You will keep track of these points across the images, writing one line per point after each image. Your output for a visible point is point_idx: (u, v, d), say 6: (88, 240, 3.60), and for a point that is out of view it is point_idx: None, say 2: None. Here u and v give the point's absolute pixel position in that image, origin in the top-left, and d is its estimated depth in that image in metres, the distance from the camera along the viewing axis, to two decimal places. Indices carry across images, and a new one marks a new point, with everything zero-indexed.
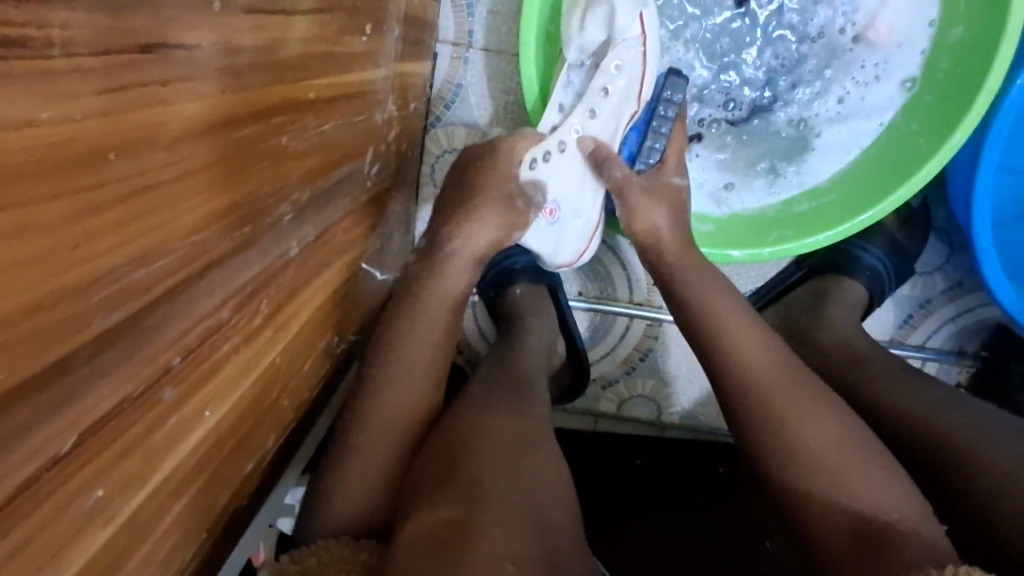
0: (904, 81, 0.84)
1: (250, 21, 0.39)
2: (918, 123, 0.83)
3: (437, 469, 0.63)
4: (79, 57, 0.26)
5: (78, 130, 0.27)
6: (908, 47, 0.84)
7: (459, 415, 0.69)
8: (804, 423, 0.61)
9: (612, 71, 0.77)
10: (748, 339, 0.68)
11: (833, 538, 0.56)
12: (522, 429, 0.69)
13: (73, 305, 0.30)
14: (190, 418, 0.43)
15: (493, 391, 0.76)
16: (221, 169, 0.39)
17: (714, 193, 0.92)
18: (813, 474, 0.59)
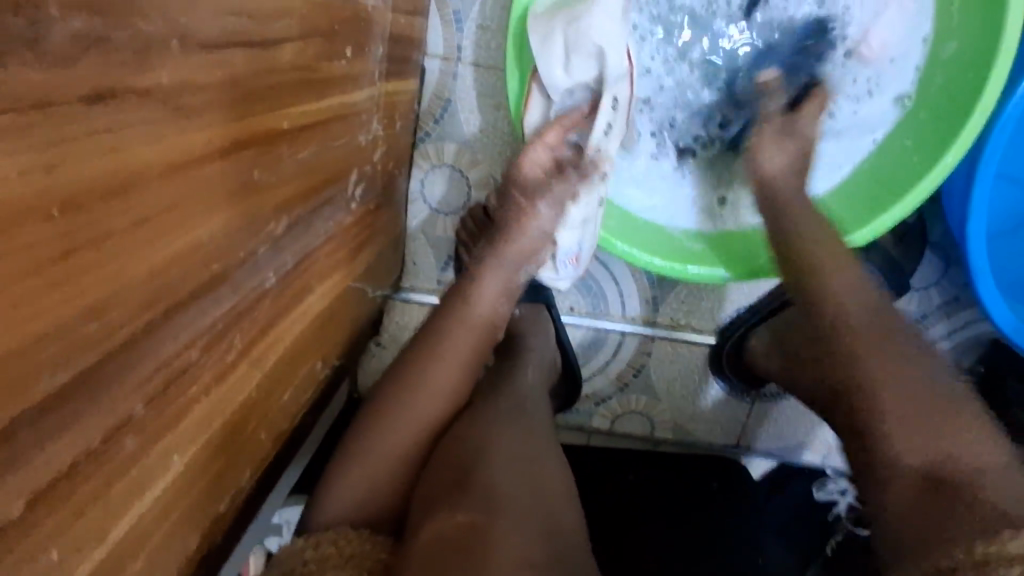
0: (898, 98, 0.83)
1: (211, 59, 0.37)
2: (913, 139, 0.81)
3: (449, 477, 0.64)
4: (15, 113, 0.24)
5: (16, 188, 0.25)
6: (900, 63, 0.82)
7: (468, 428, 0.69)
8: (898, 369, 0.57)
9: (610, 108, 0.79)
10: (843, 272, 0.65)
11: (902, 488, 0.53)
12: (528, 440, 0.69)
13: (18, 367, 0.28)
14: (157, 463, 0.42)
15: (499, 403, 0.74)
16: (188, 209, 0.38)
17: (706, 208, 0.90)
18: (904, 417, 0.55)
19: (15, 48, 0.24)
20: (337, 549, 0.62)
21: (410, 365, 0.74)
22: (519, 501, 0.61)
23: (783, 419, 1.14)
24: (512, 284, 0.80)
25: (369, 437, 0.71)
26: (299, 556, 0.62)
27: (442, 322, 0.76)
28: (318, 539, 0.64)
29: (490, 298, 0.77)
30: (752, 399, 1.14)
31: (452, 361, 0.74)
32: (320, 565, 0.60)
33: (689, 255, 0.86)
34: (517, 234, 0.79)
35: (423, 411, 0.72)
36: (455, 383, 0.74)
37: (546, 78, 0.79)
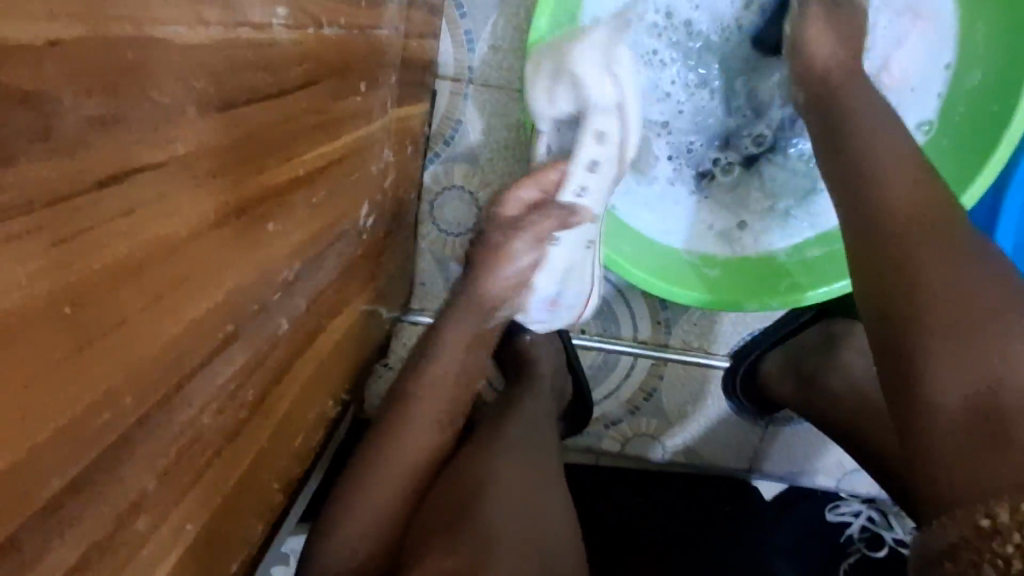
0: (919, 125, 0.78)
1: (227, 120, 0.35)
2: (934, 170, 0.77)
3: (449, 512, 0.64)
4: (25, 216, 0.23)
5: (27, 294, 0.23)
6: (922, 90, 0.77)
7: (475, 460, 0.68)
8: (946, 276, 0.52)
9: (593, 141, 0.71)
10: (890, 156, 0.59)
11: (943, 415, 0.49)
12: (530, 487, 0.67)
13: (29, 477, 0.26)
14: (171, 535, 0.40)
15: (509, 434, 0.73)
16: (202, 276, 0.36)
17: (725, 232, 0.88)
18: (950, 342, 0.50)
19: (26, 145, 0.22)
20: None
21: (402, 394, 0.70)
22: (517, 565, 0.59)
23: (800, 444, 1.11)
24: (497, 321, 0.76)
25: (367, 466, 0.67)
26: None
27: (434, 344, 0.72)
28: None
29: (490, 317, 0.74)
30: (766, 423, 1.10)
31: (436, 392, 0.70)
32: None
33: (706, 283, 0.84)
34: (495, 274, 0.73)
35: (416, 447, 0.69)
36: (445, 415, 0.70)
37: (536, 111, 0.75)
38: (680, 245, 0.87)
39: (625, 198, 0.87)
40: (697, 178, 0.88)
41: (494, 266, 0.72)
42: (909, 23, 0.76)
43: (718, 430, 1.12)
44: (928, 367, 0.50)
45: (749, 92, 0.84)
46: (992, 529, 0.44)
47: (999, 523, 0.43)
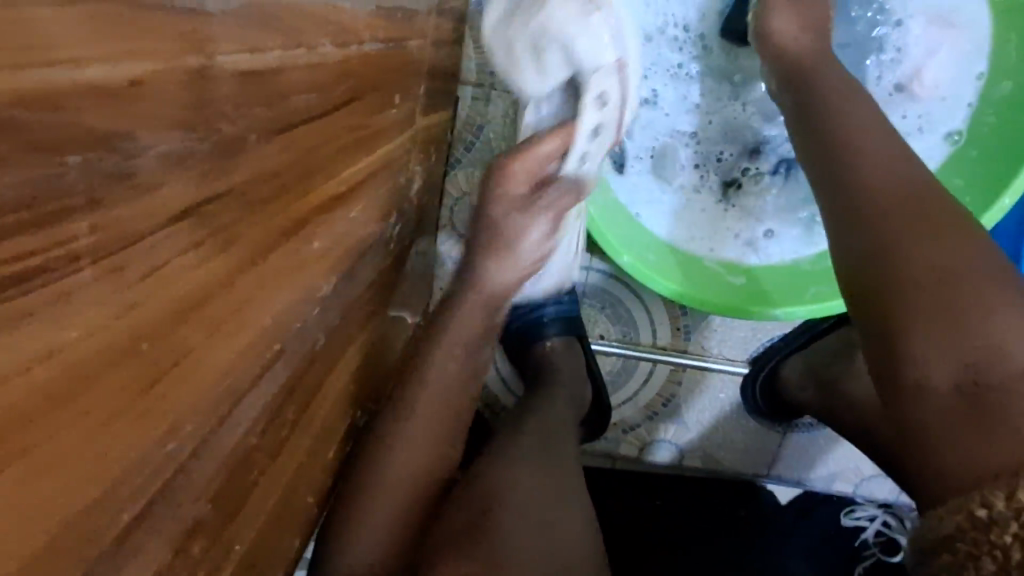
0: (948, 134, 0.78)
1: (282, 142, 0.35)
2: (963, 178, 0.76)
3: (467, 518, 0.58)
4: (109, 256, 0.22)
5: (109, 333, 0.23)
6: (953, 100, 0.77)
7: (488, 465, 0.63)
8: (926, 253, 0.50)
9: (593, 106, 0.63)
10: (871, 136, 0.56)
11: (928, 412, 0.48)
12: (547, 489, 0.62)
13: (101, 512, 0.26)
14: (219, 557, 0.40)
15: (521, 439, 0.68)
16: (254, 300, 0.36)
17: (751, 240, 0.87)
18: (933, 325, 0.48)
19: (113, 188, 0.22)
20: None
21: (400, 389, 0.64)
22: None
23: (825, 451, 1.05)
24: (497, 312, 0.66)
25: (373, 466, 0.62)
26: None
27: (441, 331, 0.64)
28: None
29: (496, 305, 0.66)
30: (785, 429, 1.05)
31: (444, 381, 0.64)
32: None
33: (729, 292, 0.84)
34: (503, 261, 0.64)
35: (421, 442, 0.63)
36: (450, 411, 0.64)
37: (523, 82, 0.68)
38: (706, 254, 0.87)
39: (651, 208, 0.87)
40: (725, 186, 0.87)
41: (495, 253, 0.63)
42: (939, 32, 0.76)
43: (738, 435, 1.06)
44: (907, 349, 0.49)
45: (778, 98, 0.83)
46: (989, 519, 0.42)
47: (994, 512, 0.42)
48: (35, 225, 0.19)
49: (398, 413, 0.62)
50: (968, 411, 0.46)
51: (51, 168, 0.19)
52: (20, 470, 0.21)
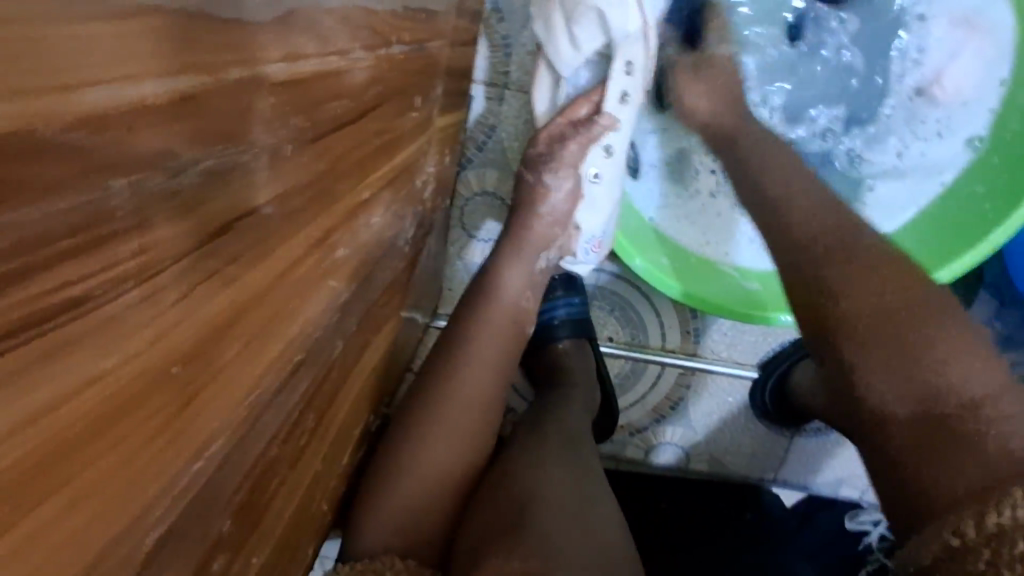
0: (970, 140, 0.73)
1: (315, 151, 0.34)
2: (983, 185, 0.72)
3: (505, 514, 0.55)
4: (152, 279, 0.22)
5: (148, 357, 0.23)
6: (975, 105, 0.72)
7: (518, 461, 0.60)
8: (861, 299, 0.47)
9: (620, 72, 0.64)
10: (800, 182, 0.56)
11: (896, 437, 0.44)
12: (583, 475, 0.61)
13: (136, 535, 0.25)
14: (240, 570, 0.39)
15: (550, 440, 0.65)
16: (282, 310, 0.35)
17: None
18: (881, 355, 0.45)
19: (156, 208, 0.21)
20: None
21: (428, 383, 0.62)
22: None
23: (836, 455, 1.04)
24: (533, 275, 0.66)
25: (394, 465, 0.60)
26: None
27: (474, 314, 0.64)
28: (364, 566, 0.56)
29: (515, 288, 0.65)
30: (793, 433, 1.04)
31: (481, 368, 0.62)
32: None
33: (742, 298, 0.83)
34: (534, 217, 0.66)
35: (455, 433, 0.61)
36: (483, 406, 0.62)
37: (553, 58, 0.66)
38: (722, 258, 0.86)
39: (666, 213, 0.86)
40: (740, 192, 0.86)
41: (526, 212, 0.66)
42: (963, 35, 0.71)
43: (746, 439, 1.05)
44: (863, 379, 0.46)
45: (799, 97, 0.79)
46: (962, 547, 0.38)
47: (966, 540, 0.38)
48: (83, 252, 0.18)
49: (412, 419, 0.61)
50: (931, 439, 0.42)
51: (98, 193, 0.18)
52: (62, 500, 0.20)
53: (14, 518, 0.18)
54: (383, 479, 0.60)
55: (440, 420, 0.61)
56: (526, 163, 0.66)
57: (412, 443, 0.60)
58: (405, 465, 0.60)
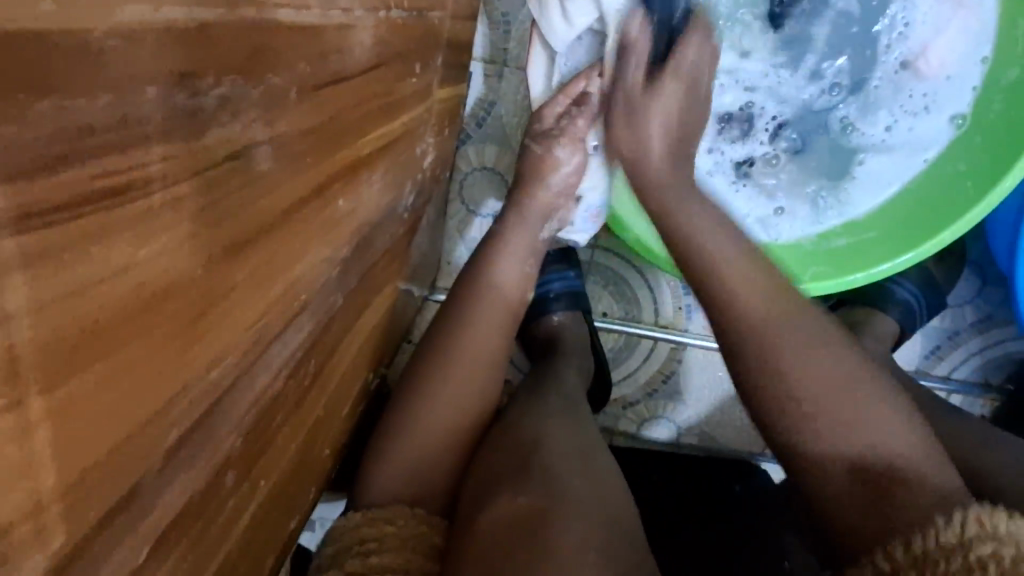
0: (954, 117, 0.73)
1: (320, 98, 0.37)
2: (966, 163, 0.71)
3: (511, 462, 0.58)
4: (174, 188, 0.24)
5: (169, 262, 0.25)
6: (959, 81, 0.72)
7: (523, 415, 0.64)
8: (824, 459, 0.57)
9: (615, 49, 0.66)
10: None
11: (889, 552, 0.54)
12: (585, 433, 0.64)
13: (150, 432, 0.28)
14: (246, 496, 0.42)
15: (549, 399, 0.68)
16: (286, 249, 0.38)
17: (760, 218, 0.80)
18: None
19: (179, 124, 0.24)
20: (395, 529, 0.57)
21: (434, 344, 0.66)
22: (588, 522, 0.51)
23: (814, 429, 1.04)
24: (536, 241, 0.70)
25: (400, 419, 0.64)
26: (358, 531, 0.58)
27: (479, 275, 0.67)
28: (376, 513, 0.59)
29: (519, 252, 0.68)
30: None
31: (489, 331, 0.66)
32: (375, 548, 0.56)
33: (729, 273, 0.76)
34: (540, 186, 0.69)
35: (463, 390, 0.64)
36: (485, 364, 0.65)
37: (545, 31, 0.67)
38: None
39: None
40: (737, 165, 0.81)
41: (534, 179, 0.70)
42: (951, 10, 0.71)
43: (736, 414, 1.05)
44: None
45: (792, 65, 0.78)
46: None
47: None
48: (119, 148, 0.21)
49: (416, 376, 0.65)
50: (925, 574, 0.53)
51: (131, 96, 0.21)
52: (92, 377, 0.23)
53: (58, 380, 0.21)
54: (387, 433, 0.63)
55: (446, 377, 0.64)
56: (534, 135, 0.71)
57: (421, 400, 0.64)
58: (413, 420, 0.63)
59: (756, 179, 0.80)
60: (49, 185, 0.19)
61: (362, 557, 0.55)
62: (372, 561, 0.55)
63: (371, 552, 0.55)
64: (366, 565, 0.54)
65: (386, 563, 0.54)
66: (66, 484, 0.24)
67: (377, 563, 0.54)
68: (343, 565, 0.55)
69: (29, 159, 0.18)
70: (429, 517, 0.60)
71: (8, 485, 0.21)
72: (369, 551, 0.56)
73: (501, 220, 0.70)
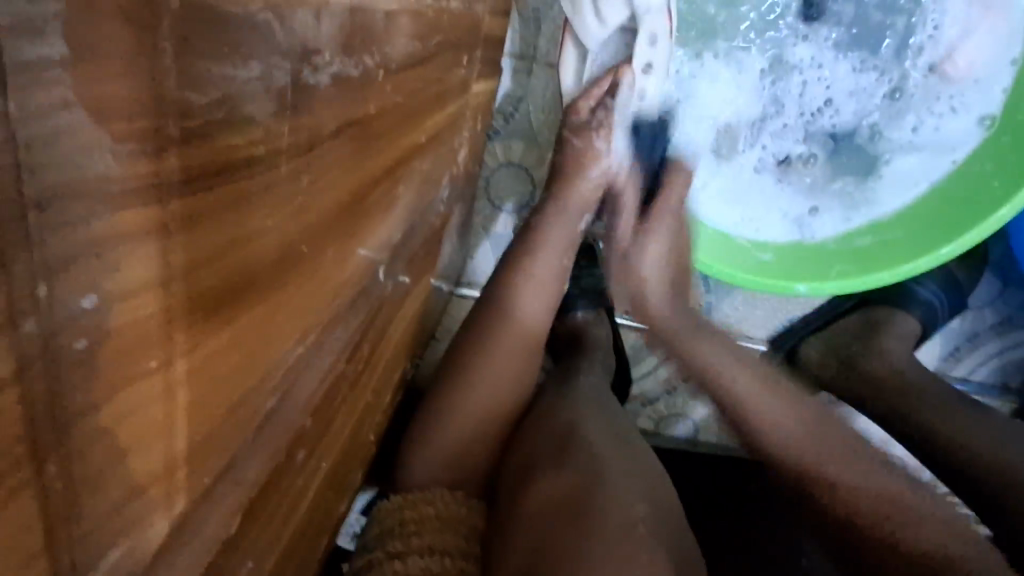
0: (982, 118, 0.71)
1: (396, 80, 0.38)
2: (992, 164, 0.68)
3: (548, 446, 0.58)
4: (292, 159, 0.26)
5: (279, 230, 0.26)
6: (988, 82, 0.70)
7: (558, 402, 0.65)
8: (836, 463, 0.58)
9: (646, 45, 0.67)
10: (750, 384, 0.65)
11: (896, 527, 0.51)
12: (617, 422, 0.64)
13: (251, 402, 0.29)
14: (310, 474, 0.43)
15: (582, 390, 0.68)
16: (358, 228, 0.38)
17: (797, 217, 0.77)
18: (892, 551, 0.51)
19: (300, 98, 0.25)
20: (435, 510, 0.58)
21: (473, 330, 0.66)
22: (634, 501, 0.52)
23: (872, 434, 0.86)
24: (575, 236, 0.70)
25: (439, 405, 0.64)
26: (399, 514, 0.58)
27: (520, 265, 0.67)
28: (417, 497, 0.60)
29: (558, 245, 0.68)
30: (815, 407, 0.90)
31: (523, 321, 0.66)
32: (416, 529, 0.56)
33: (755, 270, 0.72)
34: (579, 179, 0.70)
35: (496, 376, 0.64)
36: (522, 352, 0.66)
37: (580, 32, 0.68)
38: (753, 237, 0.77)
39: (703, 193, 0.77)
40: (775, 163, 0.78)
41: (574, 172, 0.70)
42: (978, 13, 0.69)
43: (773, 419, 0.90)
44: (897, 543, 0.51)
45: (824, 64, 0.76)
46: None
47: None
48: (262, 118, 0.22)
49: (454, 363, 0.66)
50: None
51: (272, 70, 0.22)
52: (220, 340, 0.24)
53: (200, 337, 0.22)
54: (426, 420, 0.64)
55: (483, 366, 0.64)
56: (570, 127, 0.70)
57: (458, 387, 0.64)
58: (451, 405, 0.64)
59: (793, 177, 0.78)
60: (214, 151, 0.20)
61: (403, 538, 0.56)
62: (415, 541, 0.55)
63: (414, 533, 0.56)
64: (408, 546, 0.55)
65: (428, 543, 0.55)
66: (191, 449, 0.24)
67: (419, 543, 0.55)
68: (384, 546, 0.56)
69: (203, 125, 0.20)
70: (463, 502, 0.60)
71: (149, 441, 0.21)
72: (410, 533, 0.56)
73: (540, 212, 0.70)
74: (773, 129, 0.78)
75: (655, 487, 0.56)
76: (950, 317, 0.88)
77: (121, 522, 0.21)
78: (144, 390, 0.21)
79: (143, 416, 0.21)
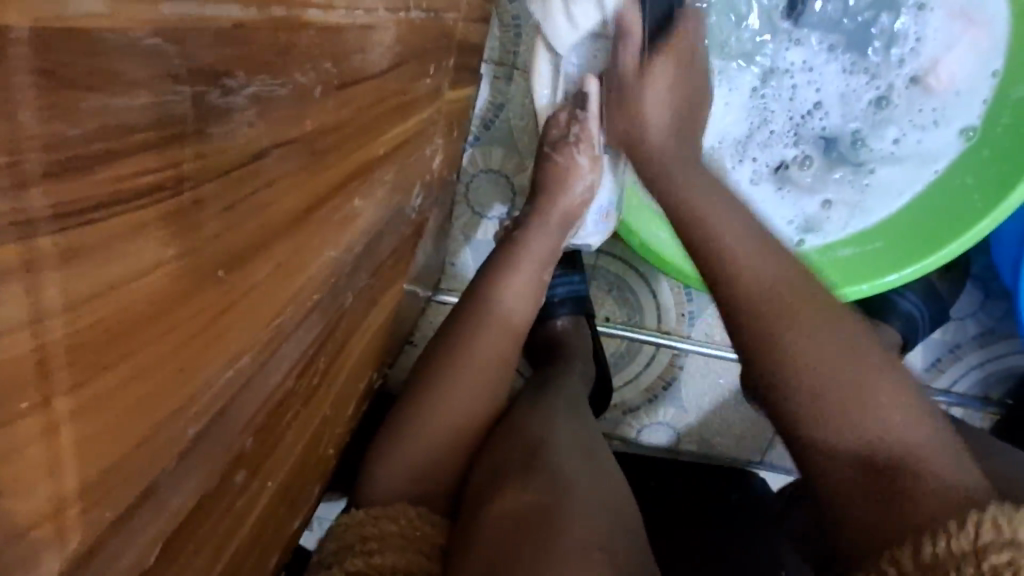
0: (963, 130, 0.69)
1: (342, 97, 0.37)
2: (974, 177, 0.67)
3: (517, 455, 0.58)
4: (203, 188, 0.25)
5: (197, 248, 0.26)
6: (968, 96, 0.69)
7: (530, 414, 0.64)
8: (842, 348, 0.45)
9: None
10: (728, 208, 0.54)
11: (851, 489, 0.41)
12: (588, 434, 0.63)
13: (169, 431, 0.28)
14: (254, 494, 0.43)
15: (554, 402, 0.67)
16: (303, 245, 0.37)
17: (789, 225, 0.75)
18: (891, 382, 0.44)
19: (212, 124, 0.25)
20: (397, 527, 0.57)
21: (448, 340, 0.65)
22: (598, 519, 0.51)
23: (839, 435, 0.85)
24: (554, 250, 0.69)
25: (411, 419, 0.63)
26: (360, 530, 0.57)
27: (493, 273, 0.66)
28: (378, 512, 0.59)
29: (535, 263, 0.67)
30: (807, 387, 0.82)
31: (498, 340, 0.65)
32: (377, 547, 0.55)
33: None
34: (562, 195, 0.69)
35: (473, 389, 0.64)
36: (500, 362, 0.65)
37: (551, 39, 0.65)
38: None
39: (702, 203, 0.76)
40: (771, 171, 0.76)
41: (557, 187, 0.69)
42: (959, 28, 0.68)
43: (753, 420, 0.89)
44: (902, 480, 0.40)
45: (811, 66, 0.73)
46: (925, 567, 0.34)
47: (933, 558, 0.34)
48: (155, 148, 0.22)
49: (423, 377, 0.65)
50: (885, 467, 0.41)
51: (168, 96, 0.22)
52: (123, 372, 0.24)
53: (95, 371, 0.22)
54: (392, 434, 0.63)
55: (459, 384, 0.63)
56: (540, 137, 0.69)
57: (432, 404, 0.63)
58: (421, 418, 0.63)
59: (791, 184, 0.75)
60: (98, 183, 0.20)
61: (363, 556, 0.55)
62: (373, 559, 0.54)
63: (373, 551, 0.55)
64: (368, 564, 0.54)
65: (389, 561, 0.54)
66: (88, 486, 0.24)
67: (379, 562, 0.54)
68: (343, 563, 0.55)
69: (78, 156, 0.19)
70: (428, 519, 0.59)
71: (32, 481, 0.21)
72: (370, 550, 0.55)
73: (521, 224, 0.69)
74: (760, 140, 0.75)
75: (622, 505, 0.55)
76: (931, 329, 0.87)
77: (1, 565, 0.21)
78: (21, 431, 0.20)
79: (19, 459, 0.20)
